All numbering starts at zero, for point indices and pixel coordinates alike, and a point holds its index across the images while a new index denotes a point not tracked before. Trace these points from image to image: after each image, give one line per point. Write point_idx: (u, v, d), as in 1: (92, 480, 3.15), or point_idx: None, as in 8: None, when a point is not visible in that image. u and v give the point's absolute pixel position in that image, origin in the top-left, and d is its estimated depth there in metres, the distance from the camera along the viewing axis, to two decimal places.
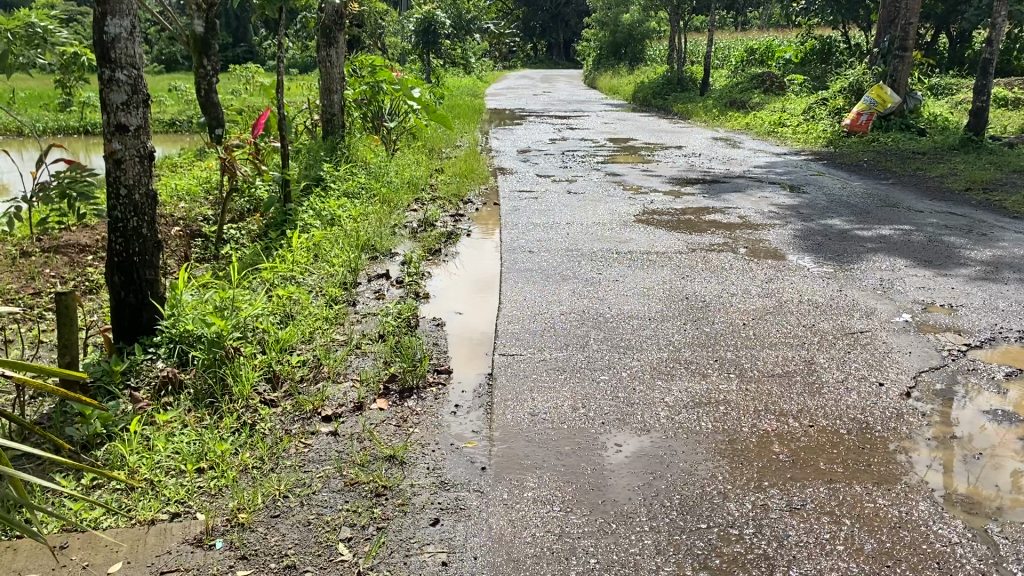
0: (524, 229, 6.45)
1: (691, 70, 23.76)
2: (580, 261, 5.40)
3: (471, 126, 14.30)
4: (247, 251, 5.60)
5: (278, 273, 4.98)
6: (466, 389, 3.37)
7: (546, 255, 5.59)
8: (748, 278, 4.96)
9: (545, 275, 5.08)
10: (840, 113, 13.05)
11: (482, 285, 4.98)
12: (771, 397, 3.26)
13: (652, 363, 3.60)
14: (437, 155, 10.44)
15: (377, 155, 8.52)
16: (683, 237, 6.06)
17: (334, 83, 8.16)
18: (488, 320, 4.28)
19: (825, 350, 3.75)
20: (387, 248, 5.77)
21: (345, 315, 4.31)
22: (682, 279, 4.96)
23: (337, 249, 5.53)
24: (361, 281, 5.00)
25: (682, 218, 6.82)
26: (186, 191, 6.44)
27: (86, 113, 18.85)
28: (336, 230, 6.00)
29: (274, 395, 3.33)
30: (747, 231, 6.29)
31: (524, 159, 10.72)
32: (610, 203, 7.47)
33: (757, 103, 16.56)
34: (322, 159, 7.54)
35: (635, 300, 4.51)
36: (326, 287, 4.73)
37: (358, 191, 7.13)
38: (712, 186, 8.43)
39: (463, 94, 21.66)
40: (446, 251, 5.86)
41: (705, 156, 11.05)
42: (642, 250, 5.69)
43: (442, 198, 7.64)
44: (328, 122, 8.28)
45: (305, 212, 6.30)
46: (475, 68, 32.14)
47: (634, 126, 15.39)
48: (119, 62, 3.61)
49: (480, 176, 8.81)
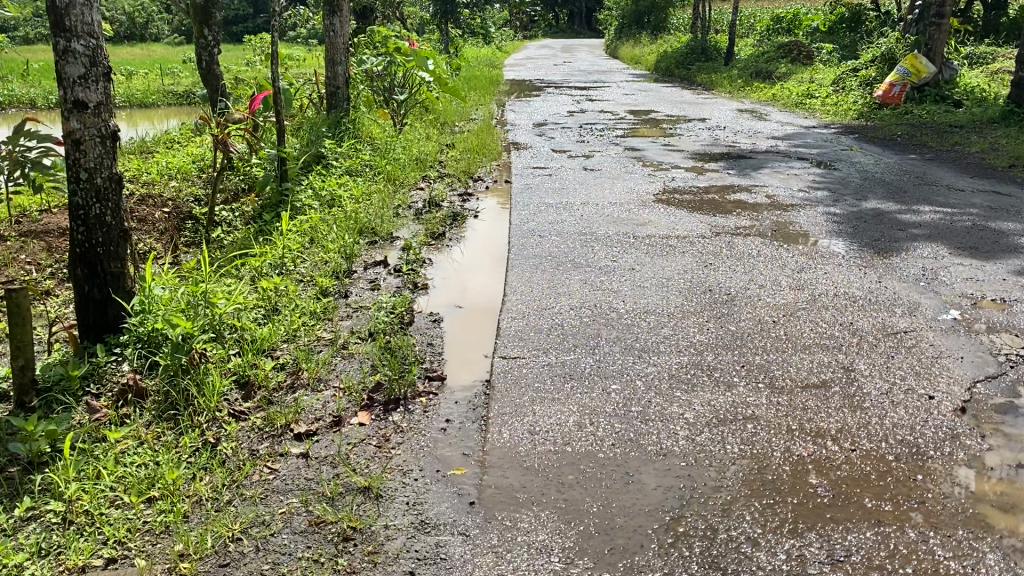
0: (536, 209, 6.05)
1: (716, 38, 23.07)
2: (594, 246, 5.00)
3: (487, 98, 13.83)
4: (238, 236, 5.24)
5: (268, 261, 4.62)
6: (460, 400, 3.00)
7: (558, 239, 5.19)
8: (778, 266, 4.55)
9: (556, 262, 4.69)
10: (872, 83, 12.47)
11: (487, 273, 4.59)
12: (806, 414, 2.86)
13: (671, 369, 3.21)
14: (450, 129, 10.02)
15: (385, 131, 8.11)
16: (706, 219, 5.63)
17: (338, 54, 7.75)
18: (491, 315, 3.90)
19: (866, 354, 3.34)
20: (388, 231, 5.40)
21: (334, 309, 3.95)
22: (704, 267, 4.54)
23: (334, 233, 5.17)
24: (356, 269, 4.63)
25: (705, 198, 6.39)
26: (178, 169, 6.08)
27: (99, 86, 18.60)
28: (335, 212, 5.63)
29: (245, 407, 2.98)
30: (775, 212, 5.86)
31: (541, 133, 10.28)
32: (629, 181, 7.03)
33: (784, 73, 15.94)
34: (325, 135, 7.15)
35: (652, 293, 4.11)
36: (316, 276, 4.37)
37: (361, 170, 6.74)
38: (737, 162, 7.97)
39: (481, 64, 21.18)
40: (451, 234, 5.48)
41: (730, 129, 10.55)
42: (661, 234, 5.28)
43: (451, 175, 7.24)
44: (333, 96, 7.89)
45: (304, 192, 5.93)
46: (495, 37, 31.54)
47: (656, 97, 14.89)
48: (75, 31, 3.22)
49: (493, 151, 8.39)
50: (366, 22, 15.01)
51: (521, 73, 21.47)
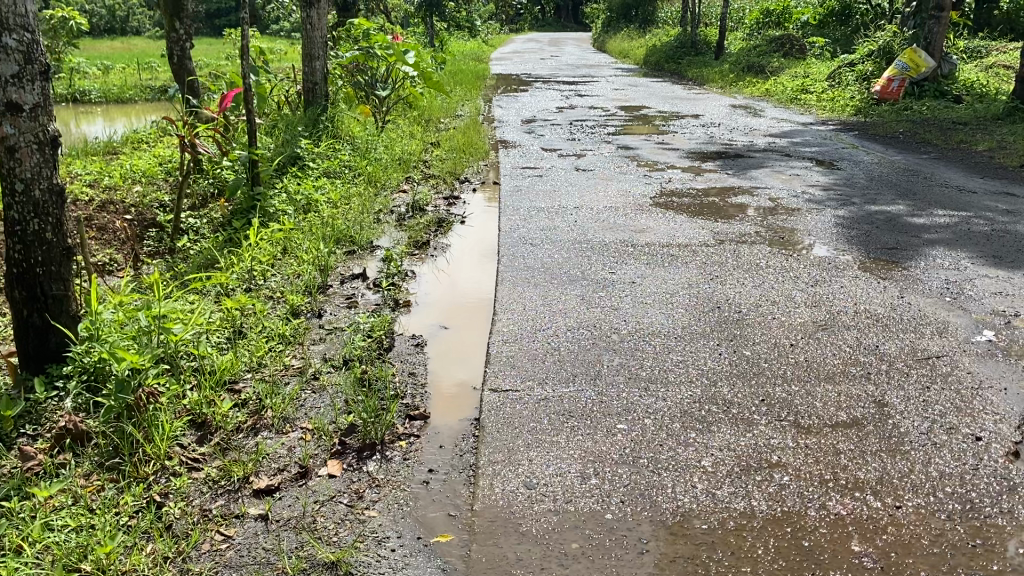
0: (527, 214, 5.68)
1: (707, 31, 22.74)
2: (590, 257, 4.64)
3: (474, 94, 13.44)
4: (205, 247, 4.86)
5: (234, 277, 4.24)
6: (445, 443, 2.64)
7: (551, 248, 4.84)
8: (790, 279, 4.20)
9: (549, 275, 4.33)
10: (869, 78, 12.16)
11: (476, 289, 4.23)
12: (839, 461, 2.51)
13: (683, 404, 2.86)
14: (435, 127, 9.63)
15: (366, 129, 7.72)
16: (708, 225, 5.28)
17: (317, 47, 7.35)
18: (480, 338, 3.53)
19: (898, 386, 3.00)
20: (368, 239, 5.02)
21: (305, 331, 3.58)
22: (710, 280, 4.19)
23: (309, 243, 4.80)
24: (333, 284, 4.26)
25: (705, 201, 6.04)
26: (143, 172, 5.67)
27: (75, 81, 18.12)
28: (311, 219, 5.25)
29: (199, 454, 2.61)
30: (780, 217, 5.51)
31: (529, 131, 9.89)
32: (623, 183, 6.68)
33: (776, 68, 15.62)
34: (302, 134, 6.76)
35: (655, 311, 3.76)
36: (287, 293, 3.99)
37: (341, 172, 6.35)
38: (736, 161, 7.63)
39: (467, 58, 20.76)
40: (434, 242, 5.11)
41: (725, 126, 10.22)
42: (661, 241, 4.93)
43: (436, 177, 6.86)
44: (311, 92, 7.49)
45: (278, 196, 5.54)
46: (481, 31, 31.08)
47: (646, 92, 14.55)
48: (7, 24, 2.83)
49: (480, 150, 8.01)
50: (348, 15, 14.58)
51: (507, 67, 21.10)
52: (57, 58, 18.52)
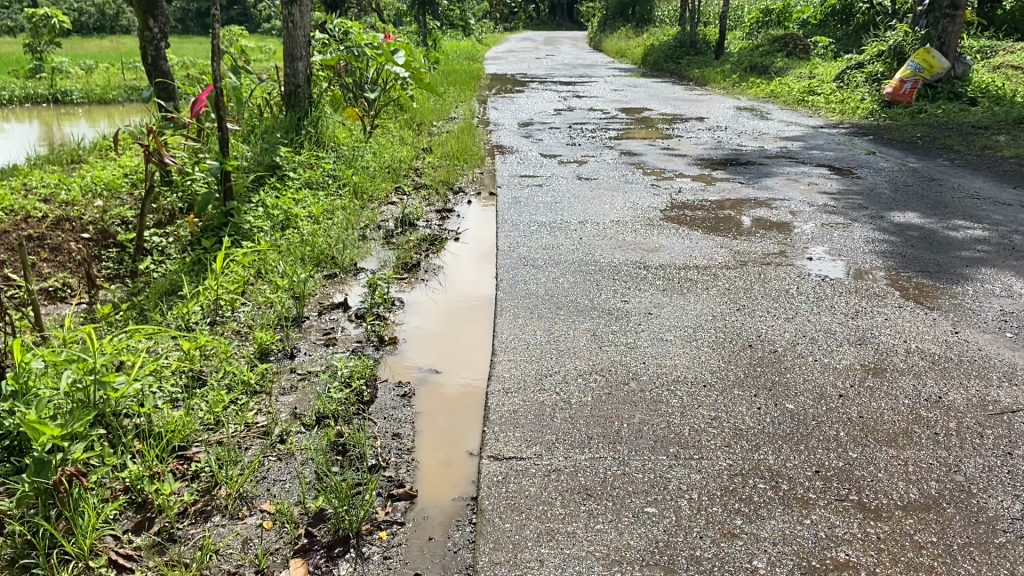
0: (527, 230, 5.20)
1: (707, 31, 22.29)
2: (598, 281, 4.16)
3: (468, 95, 12.95)
4: (172, 271, 4.36)
5: (198, 309, 3.75)
6: (434, 535, 2.16)
7: (554, 270, 4.36)
8: (825, 309, 3.74)
9: (554, 304, 3.84)
10: (879, 79, 11.71)
11: (473, 320, 3.73)
12: (921, 561, 2.04)
13: (721, 478, 2.38)
14: (427, 132, 9.14)
15: (353, 135, 7.23)
16: (726, 243, 4.81)
17: (300, 47, 6.85)
18: (477, 387, 3.03)
19: (975, 452, 2.53)
20: (352, 260, 4.54)
21: (274, 378, 3.10)
22: (735, 310, 3.72)
23: (287, 268, 4.32)
24: (309, 315, 3.77)
25: (720, 214, 5.57)
26: (105, 184, 5.15)
27: (57, 82, 17.57)
28: (290, 238, 4.77)
29: (133, 549, 2.13)
30: (804, 233, 5.04)
31: (527, 135, 9.42)
32: (630, 193, 6.20)
33: (780, 69, 15.18)
34: (283, 141, 6.25)
35: (678, 350, 3.28)
36: (256, 329, 3.51)
37: (324, 183, 5.86)
38: (747, 169, 7.16)
39: (461, 58, 20.27)
40: (425, 263, 4.61)
41: (732, 130, 9.75)
42: (677, 263, 4.46)
43: (427, 187, 6.38)
44: (293, 95, 6.99)
45: (253, 211, 5.05)
46: (474, 30, 30.60)
47: (646, 94, 14.08)
48: None
49: (475, 158, 7.53)
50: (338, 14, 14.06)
51: (502, 67, 20.62)
52: (38, 57, 17.93)
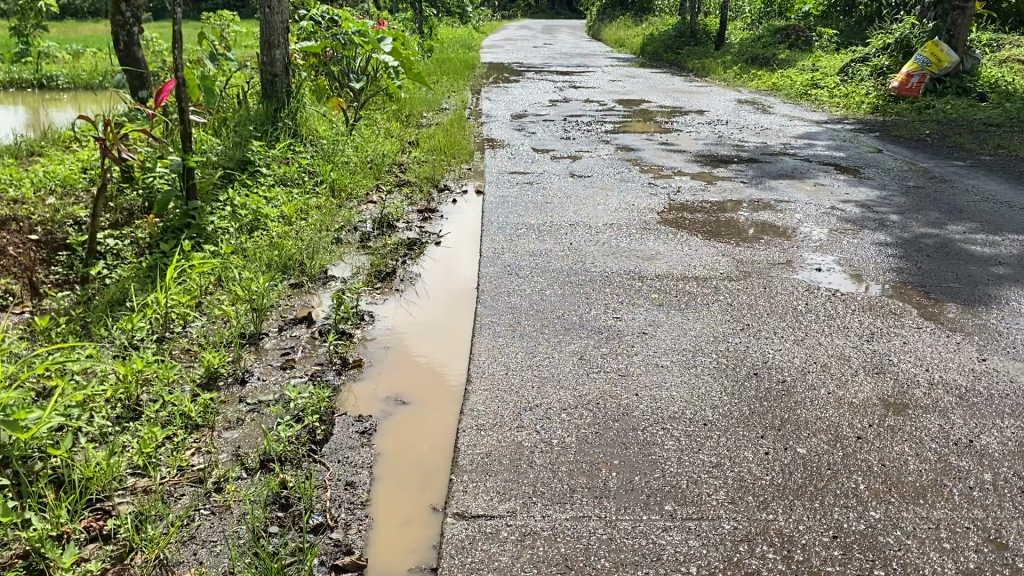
0: (514, 234, 4.84)
1: (707, 21, 21.88)
2: (590, 294, 3.81)
3: (461, 85, 12.55)
4: (126, 278, 4.01)
5: (144, 324, 3.40)
6: None
7: (541, 281, 4.01)
8: (838, 330, 3.39)
9: (540, 321, 3.49)
10: (885, 73, 11.35)
11: (448, 337, 3.41)
12: None
13: (724, 546, 2.04)
14: (415, 125, 8.76)
15: (335, 128, 6.85)
16: (728, 251, 4.46)
17: (278, 33, 6.46)
18: (449, 417, 2.70)
19: (1016, 514, 2.19)
20: (322, 267, 4.18)
21: (219, 409, 2.76)
22: (738, 331, 3.38)
23: (251, 276, 3.98)
24: (268, 331, 3.41)
25: (721, 217, 5.22)
26: (60, 181, 4.78)
27: (43, 66, 17.13)
28: (256, 242, 4.42)
29: None
30: (812, 240, 4.69)
31: (520, 127, 9.05)
32: (625, 194, 5.85)
33: (782, 61, 14.78)
34: (257, 135, 5.88)
35: (676, 378, 2.93)
36: (205, 350, 3.16)
37: (300, 180, 5.50)
38: (749, 168, 6.81)
39: (457, 46, 19.85)
40: (401, 270, 4.25)
41: (733, 125, 9.38)
42: (674, 274, 4.11)
43: (410, 185, 6.02)
44: (270, 85, 6.57)
45: (219, 211, 4.69)
46: (470, 17, 30.16)
47: (644, 85, 13.71)
48: None
49: (464, 153, 7.17)
50: None
51: (498, 56, 20.21)
52: (24, 40, 17.52)
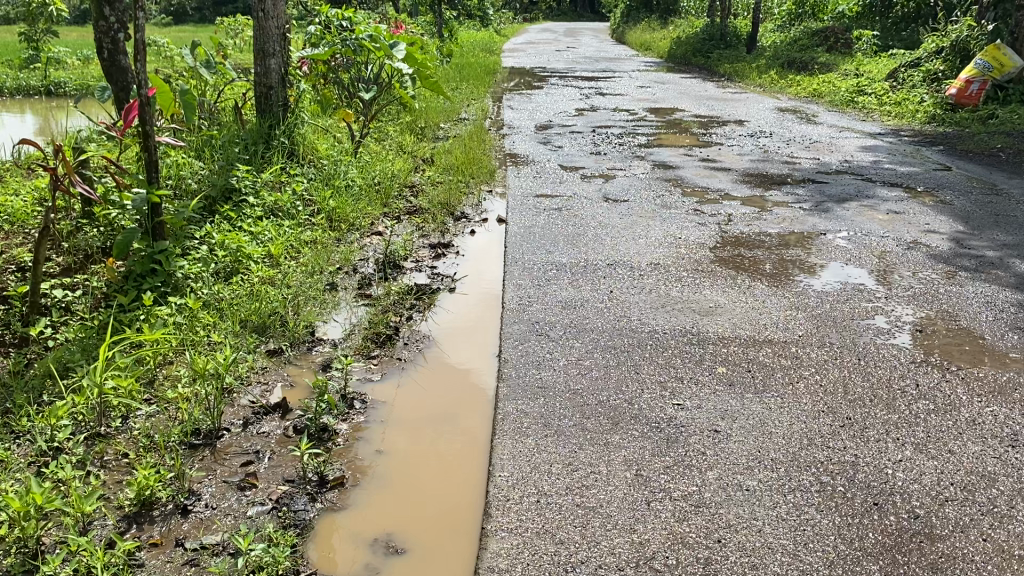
0: (542, 278, 4.09)
1: (737, 23, 21.06)
2: (640, 366, 3.04)
3: (481, 93, 11.77)
4: (70, 341, 3.27)
5: (74, 415, 2.65)
6: None
7: (578, 345, 3.25)
8: (966, 427, 2.62)
9: (580, 408, 2.72)
10: (939, 79, 10.50)
11: (463, 409, 2.80)
12: None
13: None
14: (430, 139, 8.02)
15: (338, 146, 6.13)
16: (803, 305, 3.68)
17: (272, 41, 5.73)
18: (477, 452, 2.52)
19: None
20: (310, 326, 3.44)
21: (143, 562, 2.01)
22: (834, 428, 2.60)
23: (222, 341, 3.23)
24: (232, 425, 2.66)
25: (786, 256, 4.43)
26: (8, 216, 4.07)
27: (52, 73, 16.52)
28: (233, 292, 3.67)
29: None
30: (901, 289, 3.91)
31: (545, 141, 8.27)
32: (669, 224, 5.09)
33: (822, 64, 13.91)
34: (246, 157, 5.16)
35: (769, 513, 2.15)
36: (144, 461, 2.41)
37: (293, 209, 4.77)
38: (807, 191, 6.00)
39: (478, 50, 19.11)
40: (406, 329, 3.49)
41: (778, 136, 8.57)
42: (742, 336, 3.33)
43: (422, 213, 5.27)
44: (265, 98, 5.84)
45: (192, 252, 3.95)
46: (490, 19, 29.44)
47: (675, 90, 12.89)
48: None
49: (484, 172, 6.42)
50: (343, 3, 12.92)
51: (520, 60, 19.43)
52: (34, 46, 16.98)
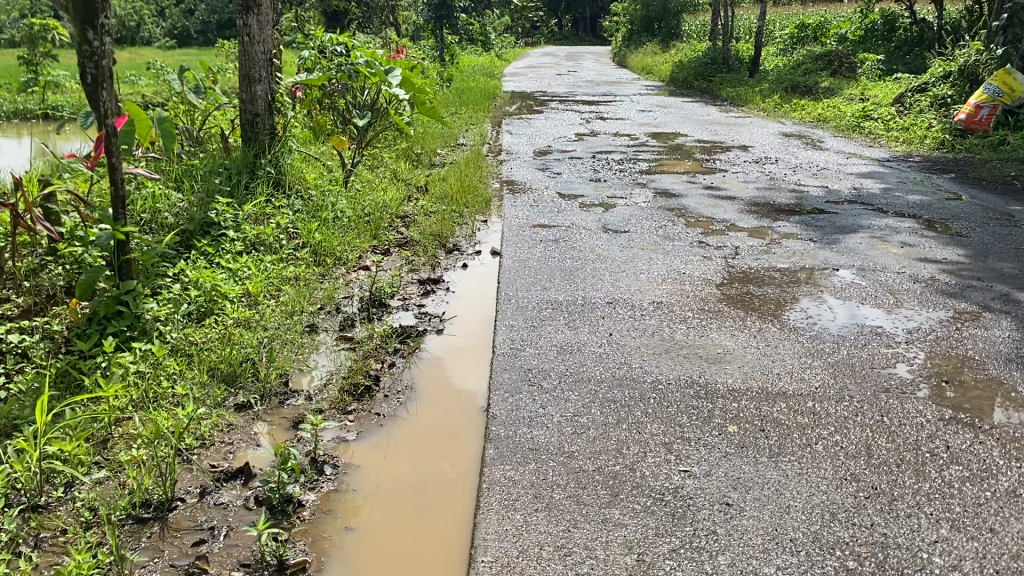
0: (538, 319, 3.82)
1: (739, 46, 20.91)
2: (643, 423, 2.78)
3: (480, 117, 11.56)
4: (22, 392, 3.00)
5: (11, 485, 2.37)
6: None
7: (574, 397, 2.97)
8: (1007, 498, 2.34)
9: (575, 475, 2.45)
10: (948, 105, 10.29)
11: (451, 453, 2.66)
12: None
13: None
14: (426, 165, 7.79)
15: (327, 175, 5.90)
16: (817, 351, 3.41)
17: (258, 67, 5.50)
18: (467, 482, 2.48)
19: None
20: (285, 375, 3.17)
21: None
22: (857, 499, 2.33)
23: (186, 395, 2.95)
24: (187, 496, 2.38)
25: (797, 293, 4.18)
26: None
27: (49, 96, 16.37)
28: (204, 336, 3.41)
29: None
30: (924, 332, 3.64)
31: (544, 167, 8.04)
32: (673, 257, 4.84)
33: (826, 89, 13.72)
34: (228, 189, 4.92)
35: None
36: (81, 541, 2.13)
37: (275, 243, 4.52)
38: (817, 222, 5.75)
39: (479, 74, 18.97)
40: (387, 378, 3.21)
41: (784, 163, 8.34)
42: (753, 387, 3.07)
43: (412, 246, 5.02)
44: (250, 126, 5.61)
45: (163, 292, 3.69)
46: (492, 42, 29.40)
47: (677, 115, 12.67)
48: None
49: (479, 201, 6.18)
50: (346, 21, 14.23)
51: (522, 83, 19.31)
52: (33, 69, 16.86)
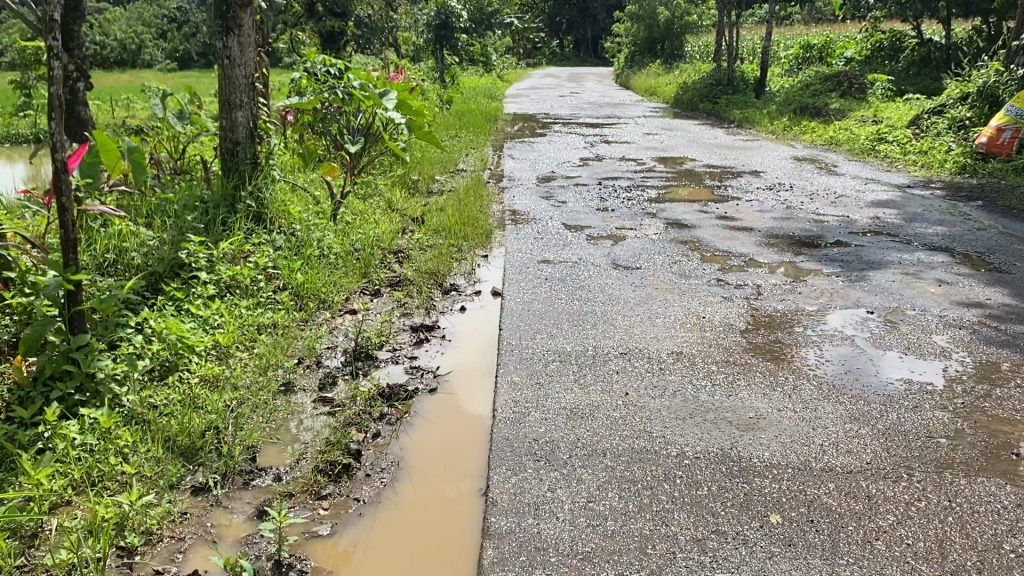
0: (543, 372, 3.41)
1: (745, 66, 20.57)
2: (670, 512, 2.35)
3: (482, 141, 11.18)
4: None
5: None
6: None
7: (587, 477, 2.55)
8: None
9: None
10: (967, 127, 9.90)
11: (447, 518, 2.40)
12: None
13: None
14: (423, 193, 7.40)
15: (316, 207, 5.50)
16: (862, 414, 2.99)
17: (240, 92, 5.12)
18: (464, 554, 2.23)
19: None
20: (252, 447, 2.75)
21: None
22: None
23: (136, 474, 2.53)
24: None
25: (831, 341, 3.76)
26: None
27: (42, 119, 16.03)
28: (163, 400, 2.99)
29: None
30: (979, 389, 3.23)
31: (547, 195, 7.65)
32: (690, 298, 4.43)
33: (837, 111, 13.35)
34: (204, 225, 4.52)
35: None
36: None
37: (253, 285, 4.11)
38: (841, 256, 5.35)
39: (480, 96, 18.64)
40: (370, 451, 2.80)
41: (799, 189, 7.94)
42: (793, 462, 2.65)
43: (404, 285, 4.61)
44: (231, 155, 5.22)
45: (122, 345, 3.28)
46: (493, 63, 29.10)
47: (684, 138, 12.30)
48: None
49: (479, 233, 5.78)
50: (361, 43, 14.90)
51: (524, 105, 18.97)
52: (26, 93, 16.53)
